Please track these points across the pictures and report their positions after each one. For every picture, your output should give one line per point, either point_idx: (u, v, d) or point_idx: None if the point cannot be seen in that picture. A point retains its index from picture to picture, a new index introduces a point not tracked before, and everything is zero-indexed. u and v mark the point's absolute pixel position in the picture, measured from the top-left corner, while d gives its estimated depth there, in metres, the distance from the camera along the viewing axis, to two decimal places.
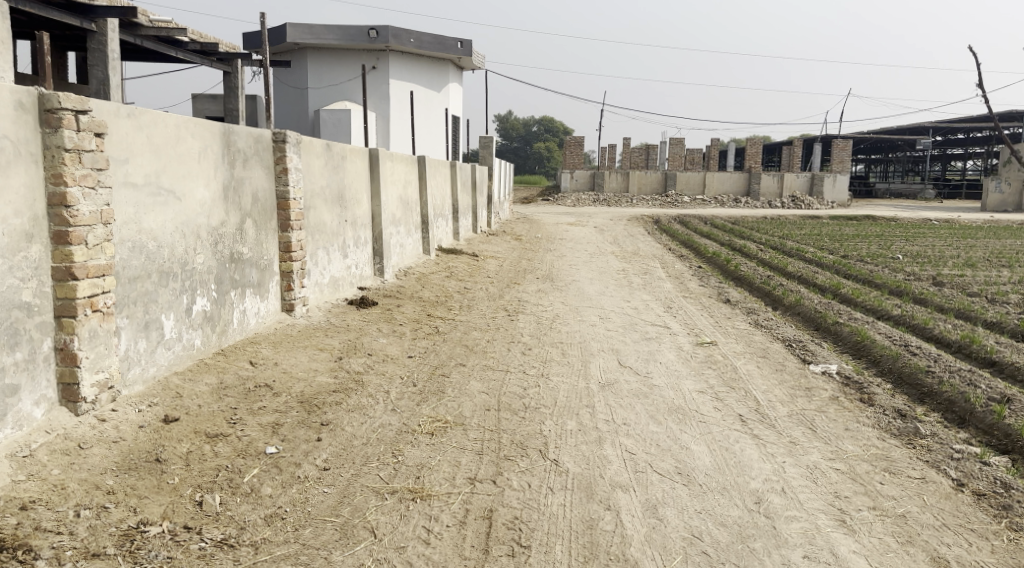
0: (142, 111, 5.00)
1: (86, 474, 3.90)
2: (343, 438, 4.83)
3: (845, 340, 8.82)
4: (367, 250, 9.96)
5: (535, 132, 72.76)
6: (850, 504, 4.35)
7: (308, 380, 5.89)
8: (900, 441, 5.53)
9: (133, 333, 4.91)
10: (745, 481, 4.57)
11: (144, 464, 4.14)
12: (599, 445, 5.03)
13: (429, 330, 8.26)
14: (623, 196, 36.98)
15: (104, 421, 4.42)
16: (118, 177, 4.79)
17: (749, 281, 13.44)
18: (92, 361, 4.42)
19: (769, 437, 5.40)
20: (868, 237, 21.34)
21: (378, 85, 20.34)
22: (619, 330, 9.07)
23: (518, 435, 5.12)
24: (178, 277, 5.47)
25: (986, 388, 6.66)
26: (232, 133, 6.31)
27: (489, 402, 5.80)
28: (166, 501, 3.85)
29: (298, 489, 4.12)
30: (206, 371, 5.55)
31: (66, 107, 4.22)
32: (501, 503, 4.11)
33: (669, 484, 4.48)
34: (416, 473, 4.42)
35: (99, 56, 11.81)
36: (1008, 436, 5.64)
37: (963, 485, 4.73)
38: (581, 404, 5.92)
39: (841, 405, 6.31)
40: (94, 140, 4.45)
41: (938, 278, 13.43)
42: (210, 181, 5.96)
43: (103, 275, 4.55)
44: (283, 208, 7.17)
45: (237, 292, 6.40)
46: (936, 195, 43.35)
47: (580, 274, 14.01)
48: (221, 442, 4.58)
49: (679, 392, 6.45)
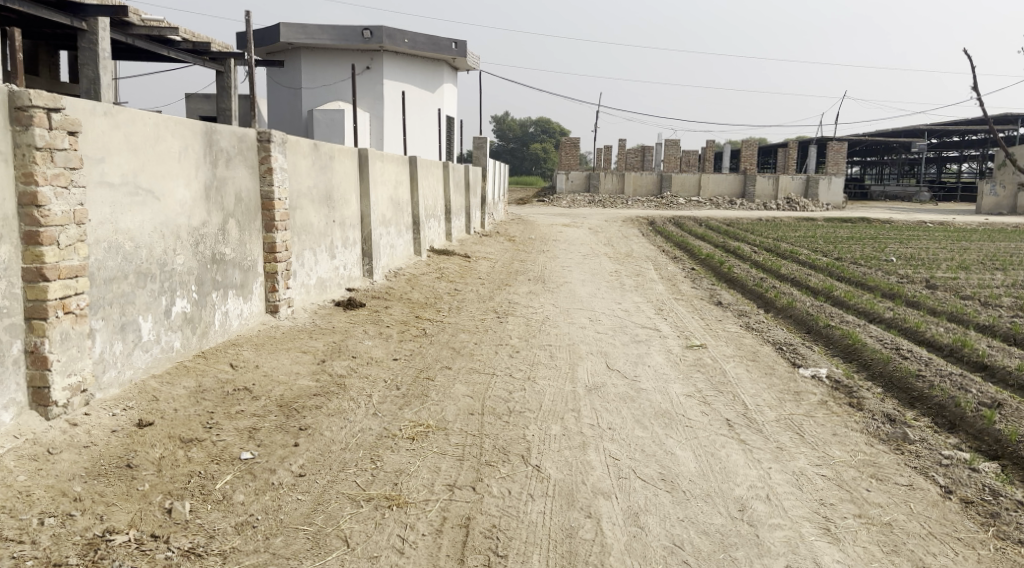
0: (120, 109, 4.91)
1: (53, 481, 3.81)
2: (321, 443, 4.75)
3: (836, 343, 8.76)
4: (355, 250, 9.87)
5: (531, 134, 72.67)
6: (836, 512, 4.27)
7: (289, 383, 5.80)
8: (889, 447, 5.46)
9: (108, 335, 4.82)
10: (730, 488, 4.50)
11: (114, 470, 4.05)
12: (582, 450, 4.95)
13: (417, 332, 8.19)
14: (618, 198, 36.91)
15: (75, 425, 4.33)
16: (93, 176, 4.69)
17: (742, 282, 13.38)
18: (63, 364, 4.33)
19: (755, 442, 5.33)
20: (863, 240, 21.30)
21: (372, 85, 20.23)
22: (609, 332, 9.00)
23: (501, 440, 5.04)
24: (157, 279, 5.38)
25: (977, 392, 6.59)
26: (215, 132, 6.22)
27: (473, 406, 5.72)
28: (134, 509, 3.77)
29: (271, 497, 4.04)
30: (185, 374, 5.45)
31: (38, 104, 4.12)
32: (479, 511, 4.03)
33: (652, 490, 4.41)
34: (394, 480, 4.33)
35: (89, 55, 11.64)
36: (998, 441, 5.58)
37: (951, 492, 4.67)
38: (567, 408, 5.85)
39: (829, 410, 6.24)
40: (67, 139, 4.36)
41: (932, 281, 13.38)
42: (191, 181, 5.86)
43: (76, 276, 4.46)
44: (267, 209, 7.06)
45: (219, 293, 6.30)
46: (930, 198, 43.42)
47: (573, 276, 13.93)
48: (196, 447, 4.49)
49: (667, 396, 6.37)
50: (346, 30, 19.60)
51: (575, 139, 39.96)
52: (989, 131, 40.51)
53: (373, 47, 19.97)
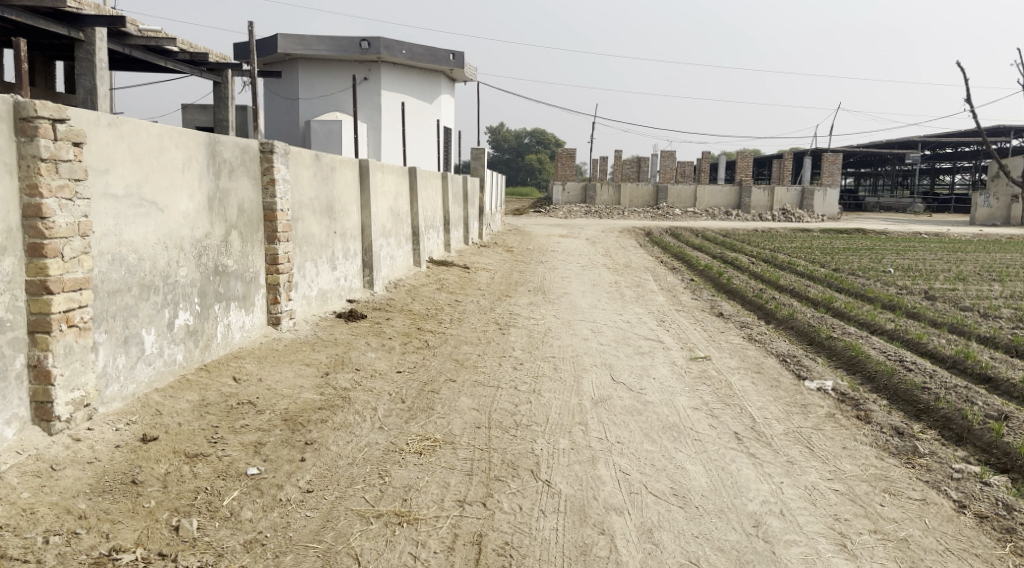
0: (124, 120, 4.86)
1: (58, 498, 3.74)
2: (328, 458, 4.68)
3: (839, 355, 8.72)
4: (356, 262, 9.81)
5: (527, 145, 72.82)
6: (851, 527, 4.22)
7: (293, 397, 5.73)
8: (899, 460, 5.41)
9: (111, 349, 4.75)
10: (743, 503, 4.45)
11: (118, 486, 3.98)
12: (592, 464, 4.89)
13: (419, 343, 8.12)
14: (615, 208, 36.90)
15: (78, 440, 4.26)
16: (98, 189, 4.64)
17: (742, 293, 13.34)
18: (66, 378, 4.26)
19: (765, 456, 5.28)
20: (859, 251, 21.32)
21: (370, 96, 20.23)
22: (612, 344, 8.95)
23: (509, 455, 4.98)
24: (160, 291, 5.32)
25: (983, 405, 6.55)
26: (218, 143, 6.17)
27: (480, 420, 5.66)
28: (141, 526, 3.70)
29: (279, 513, 3.97)
30: (188, 388, 5.38)
31: (43, 115, 4.09)
32: (491, 528, 3.97)
33: (664, 506, 4.35)
34: (403, 496, 4.27)
35: (87, 65, 11.51)
36: (1007, 454, 5.55)
37: (965, 507, 4.62)
38: (573, 422, 5.78)
39: (838, 422, 6.20)
40: (72, 149, 4.31)
41: (930, 292, 13.40)
42: (194, 193, 5.81)
43: (80, 289, 4.39)
44: (269, 220, 7.01)
45: (222, 306, 6.23)
46: (924, 209, 43.65)
47: (573, 287, 13.88)
48: (201, 462, 4.42)
49: (674, 409, 6.32)
50: (345, 42, 19.65)
51: (571, 151, 40.05)
52: (982, 143, 40.77)
53: (371, 58, 19.99)
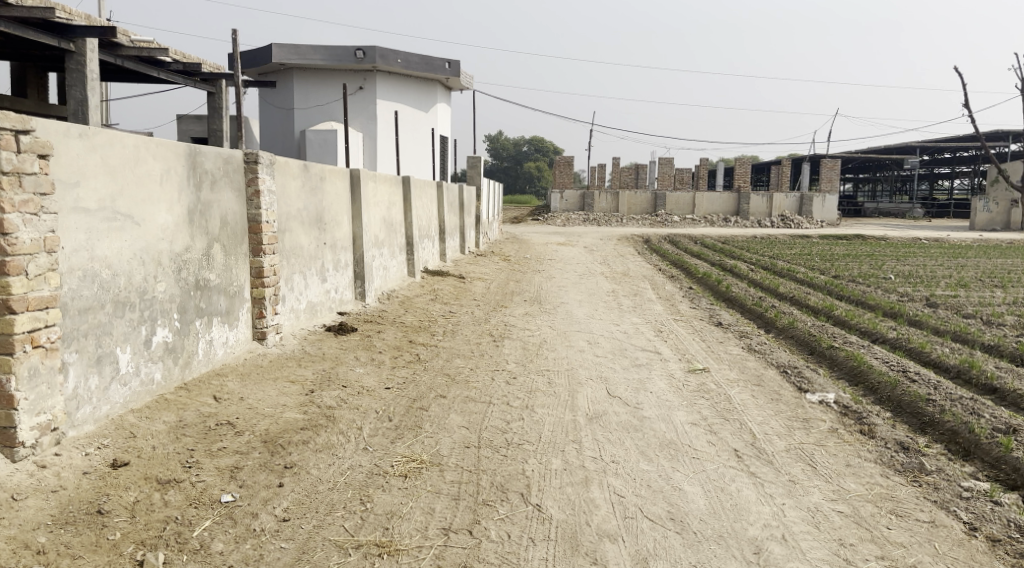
0: (96, 131, 4.66)
1: (15, 530, 3.56)
2: (308, 483, 4.47)
3: (841, 366, 8.51)
4: (347, 273, 9.59)
5: (524, 154, 72.64)
6: (857, 554, 4.02)
7: (275, 416, 5.52)
8: (905, 478, 5.20)
9: (83, 368, 4.54)
10: (743, 528, 4.24)
11: (83, 517, 3.79)
12: (585, 487, 4.68)
13: (410, 357, 7.91)
14: (612, 217, 36.55)
15: (44, 467, 4.05)
16: (66, 202, 4.43)
17: (741, 301, 13.13)
18: (32, 403, 4.06)
19: (766, 475, 5.06)
20: (859, 257, 21.24)
21: (365, 106, 20.03)
22: (608, 356, 8.72)
23: (498, 477, 4.76)
24: (136, 308, 5.11)
25: (990, 417, 6.33)
26: (200, 153, 5.98)
27: (469, 439, 5.45)
28: (102, 561, 3.54)
29: (252, 545, 3.78)
30: (165, 408, 5.17)
31: (4, 126, 3.91)
32: (477, 558, 3.77)
33: (661, 532, 4.14)
34: (385, 524, 4.06)
35: (77, 76, 11.32)
36: (1017, 470, 5.35)
37: (976, 530, 4.40)
38: (567, 440, 5.57)
39: (841, 438, 5.98)
40: (37, 162, 4.13)
41: (932, 299, 13.22)
42: (173, 205, 5.61)
43: (47, 307, 4.19)
44: (253, 232, 6.79)
45: (203, 321, 6.01)
46: (924, 215, 43.49)
47: (570, 296, 13.66)
48: (173, 489, 4.22)
49: (671, 425, 6.09)
50: (339, 51, 19.47)
51: (568, 158, 39.84)
52: (982, 148, 40.74)
53: (365, 68, 19.82)
